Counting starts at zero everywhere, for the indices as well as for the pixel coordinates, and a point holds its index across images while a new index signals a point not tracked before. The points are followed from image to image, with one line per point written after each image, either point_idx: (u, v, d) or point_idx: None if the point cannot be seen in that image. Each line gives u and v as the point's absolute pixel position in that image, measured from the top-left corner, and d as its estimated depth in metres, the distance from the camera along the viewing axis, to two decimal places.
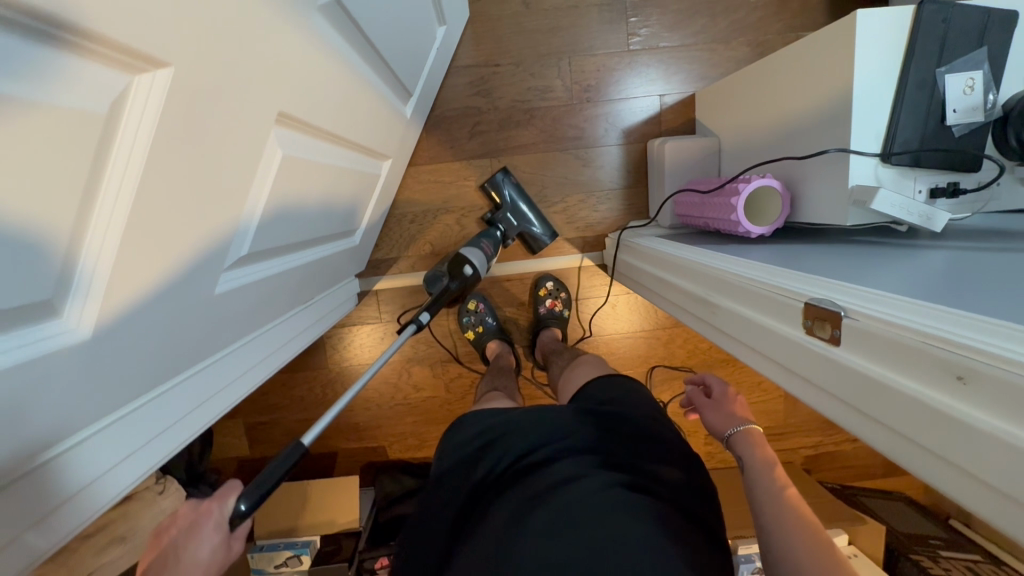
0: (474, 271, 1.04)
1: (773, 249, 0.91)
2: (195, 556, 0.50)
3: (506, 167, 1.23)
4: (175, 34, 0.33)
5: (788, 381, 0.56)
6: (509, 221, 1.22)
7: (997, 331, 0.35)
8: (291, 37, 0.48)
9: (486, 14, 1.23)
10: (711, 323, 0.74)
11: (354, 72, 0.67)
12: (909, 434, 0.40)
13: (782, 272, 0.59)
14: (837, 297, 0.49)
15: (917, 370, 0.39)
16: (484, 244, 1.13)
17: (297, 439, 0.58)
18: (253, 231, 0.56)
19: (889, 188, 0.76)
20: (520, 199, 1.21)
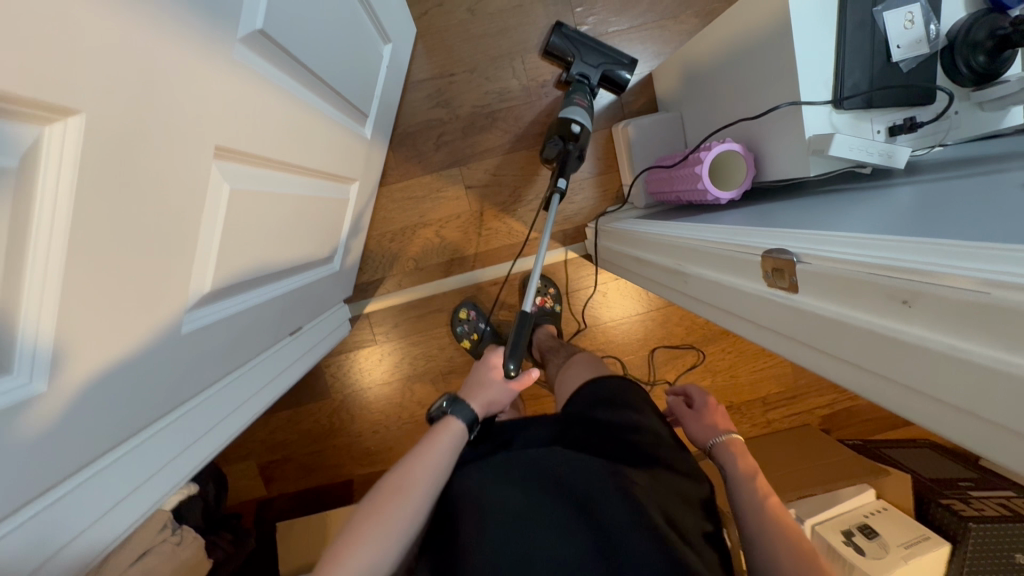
0: (582, 129, 1.00)
1: (745, 211, 0.90)
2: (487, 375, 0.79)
3: (558, 23, 1.21)
4: (85, 82, 0.33)
5: (762, 336, 0.57)
6: (589, 68, 1.19)
7: (946, 249, 0.34)
8: (217, 70, 0.48)
9: (433, 27, 1.25)
10: (688, 295, 0.74)
11: (296, 100, 0.68)
12: (884, 372, 0.40)
13: (738, 230, 0.59)
14: (793, 242, 0.49)
15: (876, 305, 0.39)
16: (580, 99, 1.06)
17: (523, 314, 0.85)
18: (213, 268, 0.57)
19: (845, 133, 0.76)
20: (586, 43, 1.19)
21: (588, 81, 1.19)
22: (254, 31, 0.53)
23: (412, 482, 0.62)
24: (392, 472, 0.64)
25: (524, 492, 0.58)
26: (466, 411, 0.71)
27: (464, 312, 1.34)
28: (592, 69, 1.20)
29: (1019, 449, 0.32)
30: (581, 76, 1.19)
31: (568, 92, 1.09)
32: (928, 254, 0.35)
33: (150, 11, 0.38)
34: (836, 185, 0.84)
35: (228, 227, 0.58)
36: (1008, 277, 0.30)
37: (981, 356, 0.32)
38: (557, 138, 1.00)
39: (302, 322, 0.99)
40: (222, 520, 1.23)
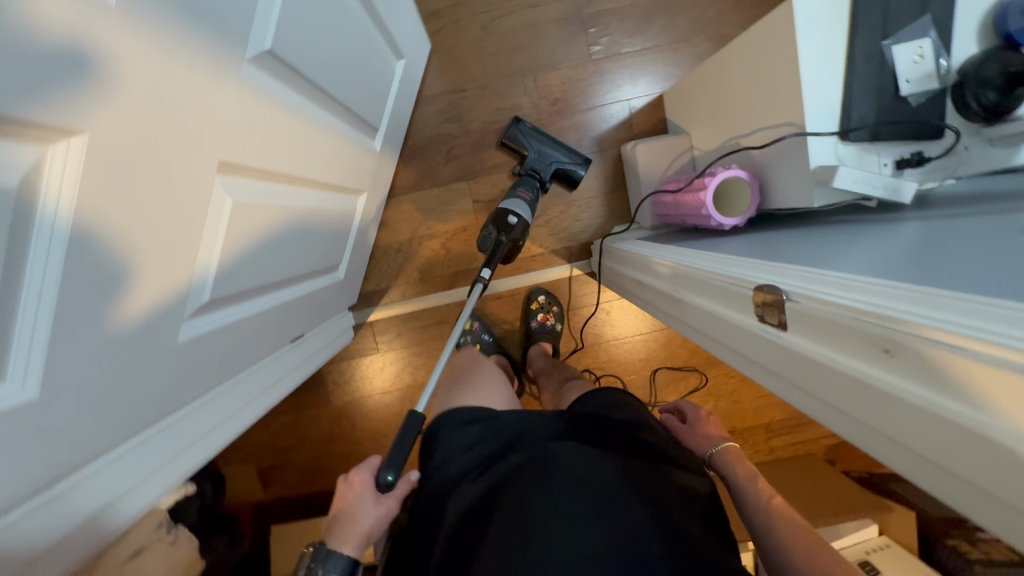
0: (519, 220, 1.04)
1: (750, 238, 0.89)
2: (359, 509, 0.71)
3: (517, 118, 1.24)
4: (87, 105, 0.34)
5: (752, 370, 0.56)
6: (542, 163, 1.21)
7: (931, 300, 0.34)
8: (223, 88, 0.50)
9: (448, 42, 1.27)
10: (685, 322, 0.74)
11: (304, 115, 0.69)
12: (864, 418, 0.40)
13: (733, 263, 0.59)
14: (785, 278, 0.48)
15: (861, 351, 0.38)
16: (524, 189, 1.12)
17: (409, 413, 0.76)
18: (212, 278, 0.58)
19: (851, 165, 0.75)
20: (542, 141, 1.22)
21: (539, 177, 1.21)
22: (262, 51, 0.54)
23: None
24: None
25: (537, 490, 0.58)
26: (340, 564, 0.67)
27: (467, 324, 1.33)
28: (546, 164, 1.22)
29: (990, 508, 0.32)
30: (533, 171, 1.21)
31: (517, 183, 1.14)
32: (914, 302, 0.35)
33: (156, 33, 0.39)
34: (842, 216, 0.83)
35: (230, 238, 0.59)
36: (991, 335, 0.29)
37: (956, 411, 0.31)
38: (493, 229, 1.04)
39: (305, 328, 1.00)
40: (218, 521, 1.23)
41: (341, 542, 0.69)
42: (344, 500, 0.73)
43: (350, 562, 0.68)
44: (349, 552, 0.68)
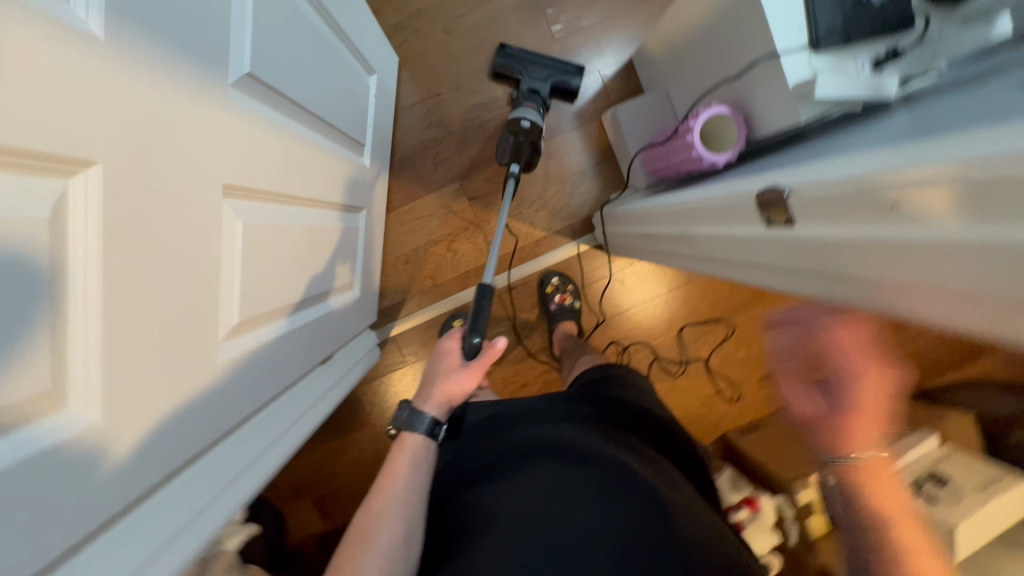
0: (532, 124, 1.08)
1: (745, 170, 0.90)
2: (439, 372, 0.87)
3: (502, 45, 1.24)
4: (95, 138, 0.37)
5: (771, 279, 0.57)
6: (539, 80, 1.20)
7: (931, 147, 0.35)
8: (217, 113, 0.52)
9: (414, 52, 1.30)
10: (697, 258, 0.74)
11: (295, 135, 0.72)
12: (884, 279, 0.41)
13: (733, 184, 0.60)
14: (787, 177, 0.49)
15: (869, 214, 0.40)
16: (529, 100, 1.14)
17: (482, 282, 0.83)
18: (237, 299, 0.60)
19: (828, 73, 0.74)
20: (532, 58, 1.22)
21: (541, 93, 1.19)
22: (244, 74, 0.57)
23: (377, 527, 0.75)
24: (348, 531, 0.77)
25: (549, 467, 0.77)
26: (425, 420, 0.84)
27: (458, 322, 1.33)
28: (541, 81, 1.20)
29: (1014, 319, 0.32)
30: (531, 89, 1.18)
31: (518, 97, 1.16)
32: (914, 156, 0.36)
33: (152, 69, 0.42)
34: (832, 129, 0.81)
35: (246, 262, 0.62)
36: (988, 157, 0.30)
37: (963, 238, 0.33)
38: (509, 135, 1.08)
39: (332, 349, 1.02)
40: (286, 557, 1.25)
41: (425, 400, 0.86)
42: (440, 367, 0.87)
43: (433, 419, 0.84)
44: (431, 411, 0.85)
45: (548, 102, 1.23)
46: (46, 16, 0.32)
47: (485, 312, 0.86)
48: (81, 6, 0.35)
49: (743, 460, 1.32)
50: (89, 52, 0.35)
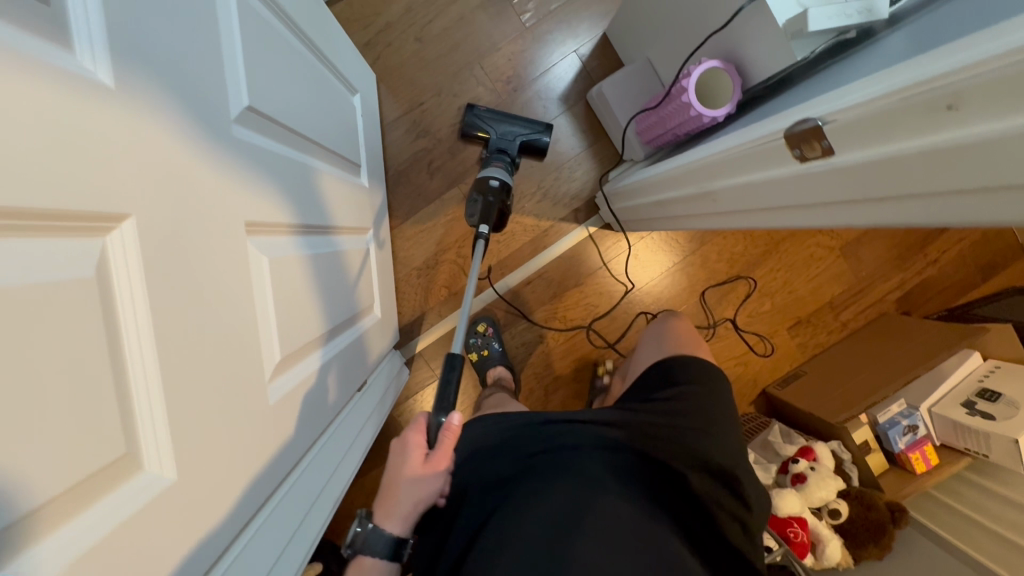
0: (500, 183, 1.07)
1: (747, 119, 0.89)
2: (401, 469, 0.70)
3: (468, 106, 1.24)
4: (124, 190, 0.36)
5: (807, 218, 0.55)
6: (506, 142, 1.20)
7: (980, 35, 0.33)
8: (226, 150, 0.51)
9: (389, 66, 1.28)
10: (721, 213, 0.72)
11: (298, 163, 0.71)
12: (947, 188, 0.37)
13: (754, 125, 0.58)
14: (817, 101, 0.47)
15: (913, 127, 0.37)
16: (497, 160, 1.14)
17: (450, 355, 0.81)
18: (276, 336, 0.59)
19: (817, 4, 0.74)
20: (500, 120, 1.21)
21: (509, 154, 1.19)
22: (244, 107, 0.55)
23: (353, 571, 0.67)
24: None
25: (581, 493, 0.64)
26: (383, 537, 0.69)
27: (483, 326, 1.33)
28: (511, 140, 1.20)
29: None
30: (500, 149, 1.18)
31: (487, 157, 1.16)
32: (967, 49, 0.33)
33: (161, 113, 0.41)
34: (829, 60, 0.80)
35: (277, 300, 0.61)
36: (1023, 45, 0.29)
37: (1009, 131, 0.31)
38: (477, 195, 1.06)
39: (364, 375, 1.01)
40: None
41: (383, 514, 0.70)
42: (392, 463, 0.71)
43: (397, 540, 0.69)
44: (392, 527, 0.69)
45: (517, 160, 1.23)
46: (64, 69, 0.31)
47: (455, 377, 0.80)
48: (87, 57, 0.34)
49: (790, 409, 1.32)
50: (101, 101, 0.34)
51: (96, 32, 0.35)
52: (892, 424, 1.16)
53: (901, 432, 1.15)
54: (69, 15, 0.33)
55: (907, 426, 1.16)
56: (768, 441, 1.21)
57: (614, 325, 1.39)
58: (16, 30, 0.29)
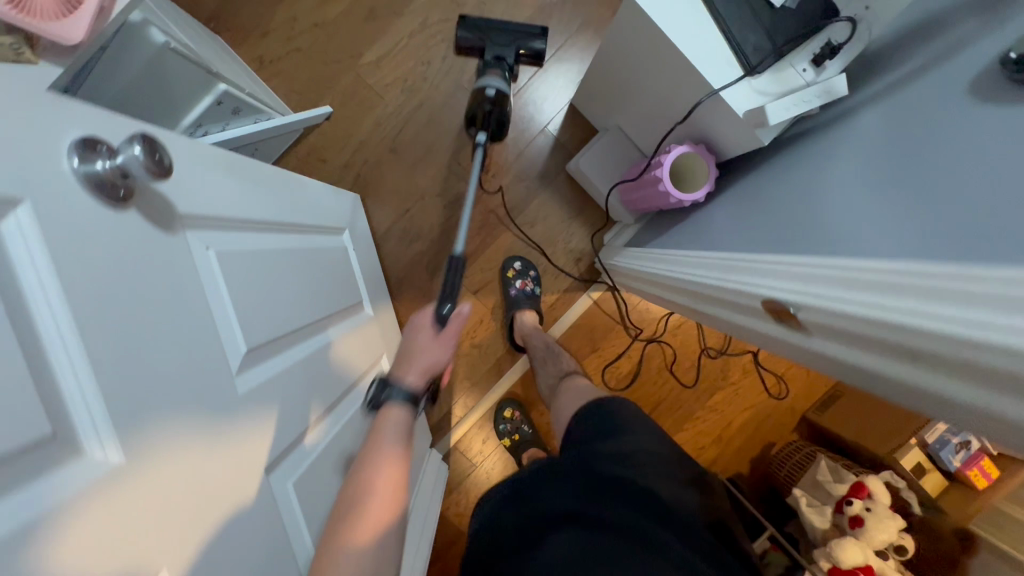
0: (498, 91, 0.91)
1: (735, 194, 0.88)
2: (419, 338, 0.77)
3: (462, 19, 1.01)
4: (147, 549, 0.39)
5: (830, 367, 0.61)
6: (504, 49, 0.98)
7: (958, 278, 0.41)
8: (244, 410, 0.55)
9: (371, 181, 1.31)
10: (741, 326, 0.77)
11: (304, 357, 0.74)
12: (961, 407, 0.43)
13: (762, 262, 0.66)
14: (825, 270, 0.56)
15: (937, 364, 0.42)
16: (494, 68, 0.95)
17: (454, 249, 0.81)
18: (310, 546, 0.65)
19: (774, 95, 0.75)
20: (504, 35, 0.99)
21: (507, 64, 0.98)
22: (243, 353, 0.59)
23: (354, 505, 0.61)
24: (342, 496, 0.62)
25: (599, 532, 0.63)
26: (403, 391, 0.73)
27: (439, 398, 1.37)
28: (507, 49, 0.98)
29: None
30: (496, 60, 0.98)
31: (481, 69, 0.97)
32: (948, 295, 0.41)
33: (173, 433, 0.44)
34: (799, 135, 0.80)
35: (305, 512, 0.66)
36: None
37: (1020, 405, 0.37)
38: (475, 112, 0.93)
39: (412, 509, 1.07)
40: None
41: (406, 375, 0.74)
42: (408, 343, 0.77)
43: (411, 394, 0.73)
44: (412, 379, 0.74)
45: (514, 73, 1.02)
46: (82, 490, 0.35)
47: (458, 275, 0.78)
48: (97, 449, 0.38)
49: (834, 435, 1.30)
50: (114, 485, 0.38)
51: (101, 421, 0.38)
52: (943, 444, 1.13)
53: (954, 451, 1.12)
54: (75, 427, 0.37)
55: (961, 445, 1.12)
56: (819, 480, 1.18)
57: (629, 362, 1.39)
58: (25, 491, 0.33)
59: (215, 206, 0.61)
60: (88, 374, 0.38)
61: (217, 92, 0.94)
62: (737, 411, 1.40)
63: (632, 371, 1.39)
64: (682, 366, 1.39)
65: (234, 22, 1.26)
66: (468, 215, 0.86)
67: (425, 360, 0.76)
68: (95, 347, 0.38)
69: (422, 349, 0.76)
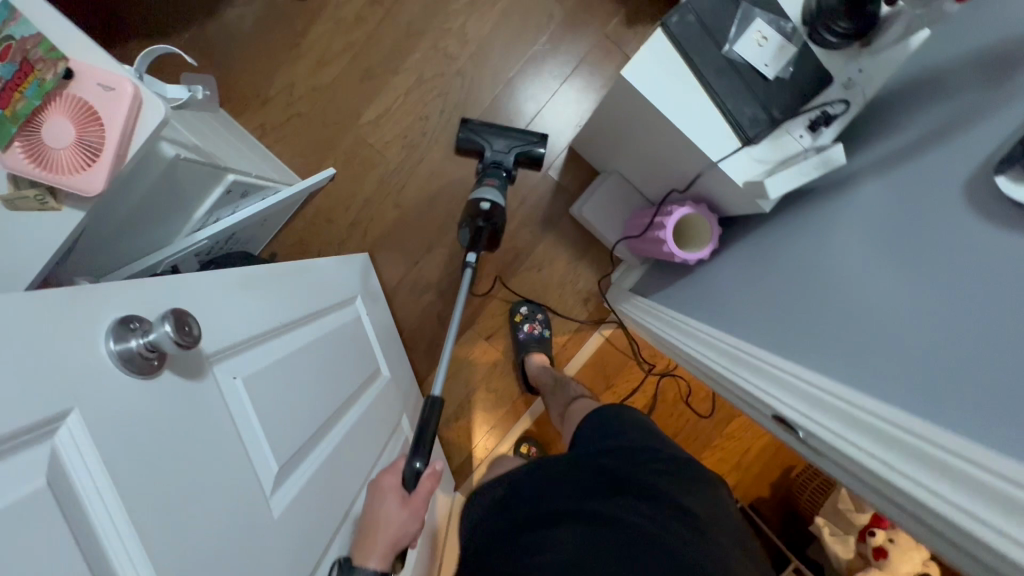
0: (494, 205, 1.01)
1: (739, 252, 0.93)
2: (388, 510, 0.82)
3: (463, 121, 1.13)
4: None
5: (840, 476, 0.66)
6: (502, 154, 1.10)
7: (939, 445, 0.47)
8: (270, 538, 0.57)
9: (377, 236, 1.34)
10: (756, 411, 0.82)
11: (326, 453, 0.77)
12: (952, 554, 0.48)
13: (773, 372, 0.72)
14: (831, 400, 0.61)
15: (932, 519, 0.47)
16: (491, 175, 1.07)
17: (426, 403, 0.96)
18: None
19: (776, 168, 0.76)
20: (503, 134, 1.11)
21: (504, 168, 1.10)
22: (274, 473, 0.62)
23: None
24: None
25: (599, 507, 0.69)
26: (367, 573, 0.73)
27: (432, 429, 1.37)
28: (505, 154, 1.11)
29: None
30: (494, 163, 1.10)
31: (480, 174, 1.09)
32: (933, 462, 0.47)
33: None
34: (805, 203, 0.81)
35: None
36: None
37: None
38: (469, 220, 1.03)
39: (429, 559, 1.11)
40: None
41: (371, 552, 0.76)
42: (378, 514, 0.81)
43: (377, 572, 0.74)
44: (375, 559, 0.76)
45: (513, 175, 1.13)
46: None
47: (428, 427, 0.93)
48: None
49: None
50: None
51: None
52: None
53: None
54: None
55: None
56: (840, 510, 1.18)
57: (643, 396, 1.40)
58: None
59: (240, 331, 0.63)
60: (137, 546, 0.41)
61: (226, 182, 0.96)
62: (755, 438, 1.42)
63: (648, 405, 1.40)
64: (698, 398, 1.41)
65: (233, 92, 1.27)
66: (447, 358, 1.05)
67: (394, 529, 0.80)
68: (144, 520, 0.42)
69: (390, 518, 0.81)
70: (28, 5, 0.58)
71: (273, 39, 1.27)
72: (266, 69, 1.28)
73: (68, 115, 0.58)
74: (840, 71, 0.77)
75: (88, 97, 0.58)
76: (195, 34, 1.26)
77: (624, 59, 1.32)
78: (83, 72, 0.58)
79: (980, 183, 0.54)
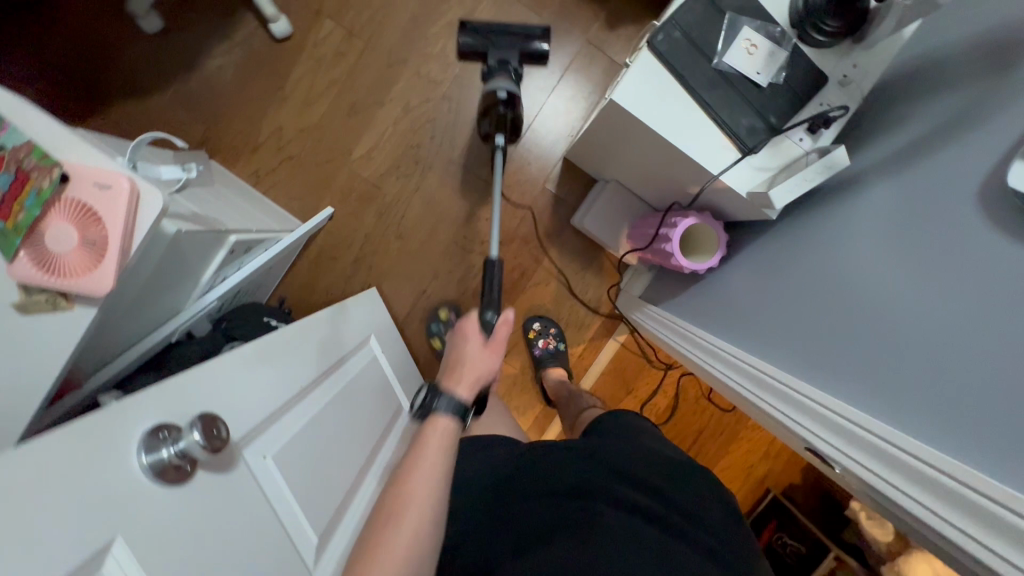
0: (508, 94, 0.96)
1: (750, 256, 0.92)
2: (471, 345, 0.77)
3: (462, 23, 1.02)
4: None
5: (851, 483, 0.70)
6: (506, 50, 0.99)
7: (956, 480, 0.50)
8: None
9: (382, 269, 1.33)
10: (768, 418, 0.85)
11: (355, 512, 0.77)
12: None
13: (782, 389, 0.75)
14: (836, 420, 0.65)
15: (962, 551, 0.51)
16: (500, 68, 0.99)
17: (488, 262, 0.91)
18: None
19: (778, 176, 0.74)
20: (503, 31, 1.00)
21: (511, 66, 0.99)
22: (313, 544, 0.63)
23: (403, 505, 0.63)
24: (388, 492, 0.65)
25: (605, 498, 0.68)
26: (450, 401, 0.72)
27: (445, 313, 1.34)
28: (508, 50, 1.00)
29: None
30: (500, 62, 1.00)
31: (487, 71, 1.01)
32: (952, 495, 0.51)
33: None
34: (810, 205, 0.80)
35: None
36: None
37: None
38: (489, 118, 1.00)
39: None
40: None
41: (455, 383, 0.74)
42: (461, 351, 0.77)
43: (461, 403, 0.72)
44: (459, 393, 0.73)
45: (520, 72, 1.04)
46: None
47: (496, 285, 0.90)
48: None
49: None
50: None
51: None
52: None
53: None
54: None
55: None
56: None
57: (665, 397, 1.40)
58: None
59: (264, 409, 0.63)
60: None
61: (230, 243, 0.94)
62: None
63: (671, 406, 1.40)
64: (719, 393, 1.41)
65: (222, 143, 1.26)
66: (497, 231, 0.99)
67: (476, 362, 0.76)
68: None
69: (474, 353, 0.77)
70: (15, 112, 0.58)
71: (256, 86, 1.27)
72: (253, 117, 1.27)
73: (69, 219, 0.58)
74: (833, 68, 0.77)
75: (87, 198, 0.58)
76: (178, 90, 1.25)
77: (610, 63, 1.30)
78: (79, 175, 0.58)
79: (992, 190, 0.53)
